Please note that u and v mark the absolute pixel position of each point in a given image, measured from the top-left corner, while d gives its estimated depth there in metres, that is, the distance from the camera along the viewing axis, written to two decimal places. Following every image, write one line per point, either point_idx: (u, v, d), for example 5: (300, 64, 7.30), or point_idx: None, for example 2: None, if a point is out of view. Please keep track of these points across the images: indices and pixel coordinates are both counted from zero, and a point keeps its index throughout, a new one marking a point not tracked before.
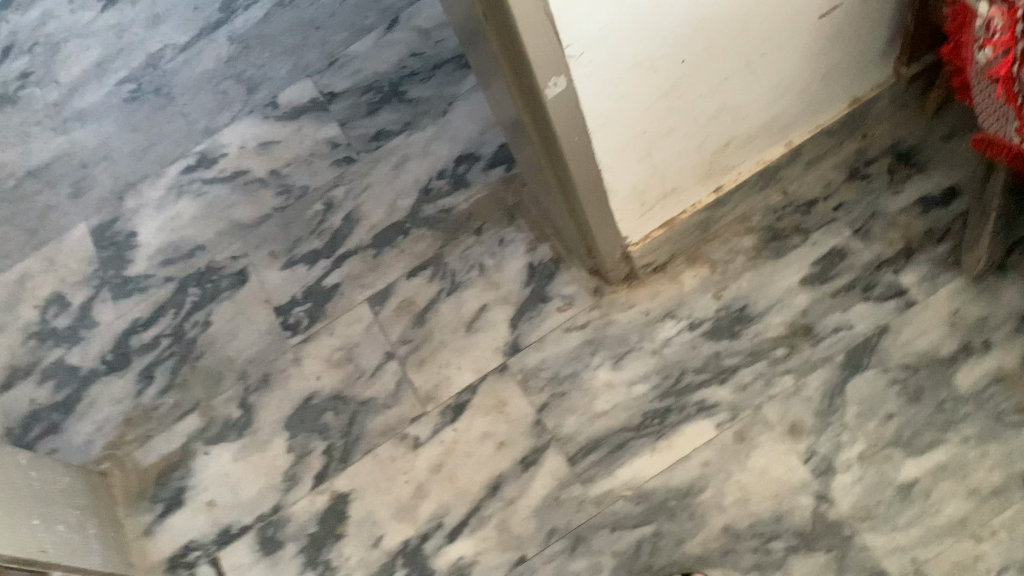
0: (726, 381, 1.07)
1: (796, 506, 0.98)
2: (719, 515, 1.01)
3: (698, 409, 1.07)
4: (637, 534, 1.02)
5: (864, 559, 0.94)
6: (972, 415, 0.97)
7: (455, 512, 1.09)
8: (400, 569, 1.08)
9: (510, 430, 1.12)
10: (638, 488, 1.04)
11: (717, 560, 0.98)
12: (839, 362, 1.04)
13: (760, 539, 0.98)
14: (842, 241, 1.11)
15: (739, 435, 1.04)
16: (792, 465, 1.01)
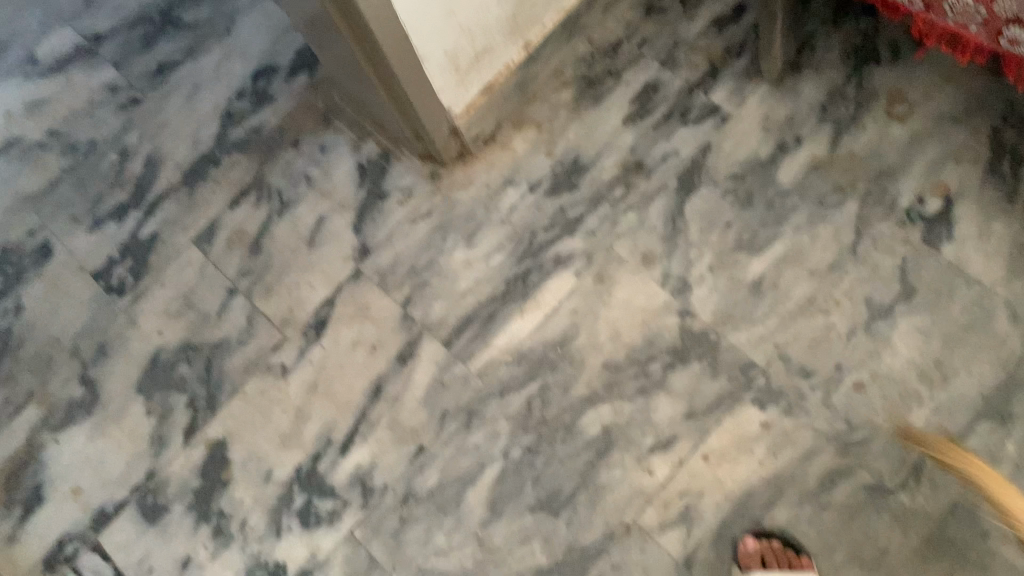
0: (576, 231, 1.09)
1: (664, 327, 1.03)
2: (597, 355, 1.04)
3: (555, 264, 1.08)
4: (525, 394, 1.04)
5: (734, 357, 1.00)
6: (799, 206, 1.04)
7: (342, 424, 1.06)
8: (299, 495, 1.04)
9: (378, 331, 1.09)
10: (517, 351, 1.06)
11: (604, 395, 1.02)
12: (674, 187, 1.08)
13: (639, 366, 1.02)
14: (653, 75, 1.14)
15: (598, 277, 1.07)
16: (652, 291, 1.05)
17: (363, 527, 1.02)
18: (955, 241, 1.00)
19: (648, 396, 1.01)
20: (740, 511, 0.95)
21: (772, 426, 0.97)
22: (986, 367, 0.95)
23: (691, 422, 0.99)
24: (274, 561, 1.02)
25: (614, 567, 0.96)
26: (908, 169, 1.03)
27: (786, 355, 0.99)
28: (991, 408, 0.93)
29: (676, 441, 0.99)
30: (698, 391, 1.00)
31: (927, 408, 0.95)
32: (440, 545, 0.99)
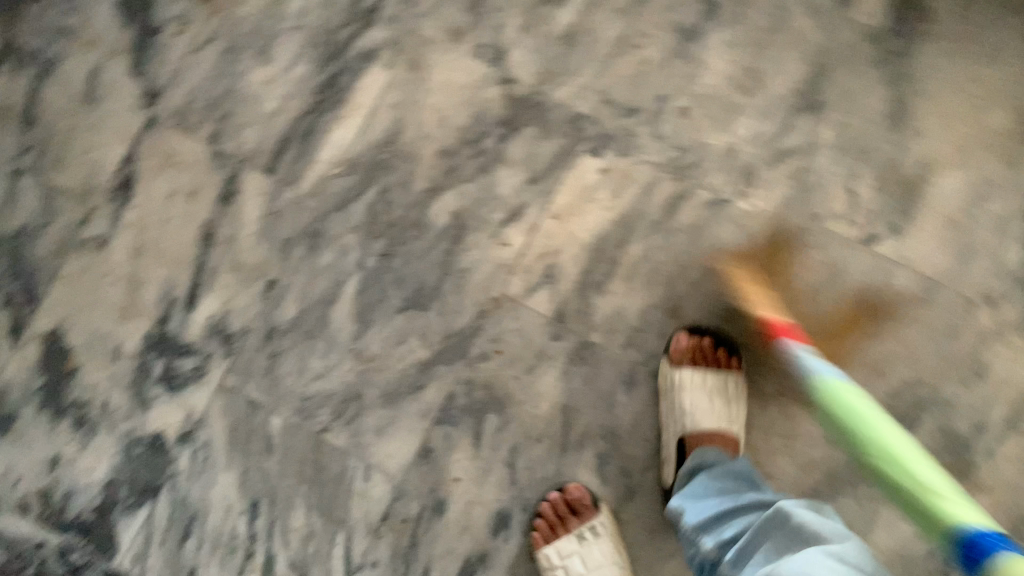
0: (376, 22, 1.02)
1: (487, 100, 1.01)
2: (428, 143, 1.00)
3: (363, 61, 1.02)
4: (364, 201, 1.00)
5: (561, 113, 1.00)
6: None
7: (182, 280, 1.00)
8: (156, 363, 0.98)
9: (192, 176, 1.01)
10: (345, 159, 1.00)
11: (445, 183, 0.99)
12: None
13: (473, 145, 1.00)
14: None
15: (411, 65, 1.01)
16: (468, 66, 1.01)
17: (234, 374, 0.98)
18: None
19: (488, 172, 1.00)
20: (598, 257, 0.98)
21: (611, 170, 0.99)
22: (793, 64, 0.99)
23: (535, 186, 0.99)
24: (149, 434, 0.97)
25: (492, 341, 0.97)
26: None
27: (610, 98, 1.01)
28: (803, 100, 0.99)
29: (525, 208, 0.99)
30: (535, 154, 1.00)
31: (747, 117, 0.99)
32: (318, 368, 0.98)
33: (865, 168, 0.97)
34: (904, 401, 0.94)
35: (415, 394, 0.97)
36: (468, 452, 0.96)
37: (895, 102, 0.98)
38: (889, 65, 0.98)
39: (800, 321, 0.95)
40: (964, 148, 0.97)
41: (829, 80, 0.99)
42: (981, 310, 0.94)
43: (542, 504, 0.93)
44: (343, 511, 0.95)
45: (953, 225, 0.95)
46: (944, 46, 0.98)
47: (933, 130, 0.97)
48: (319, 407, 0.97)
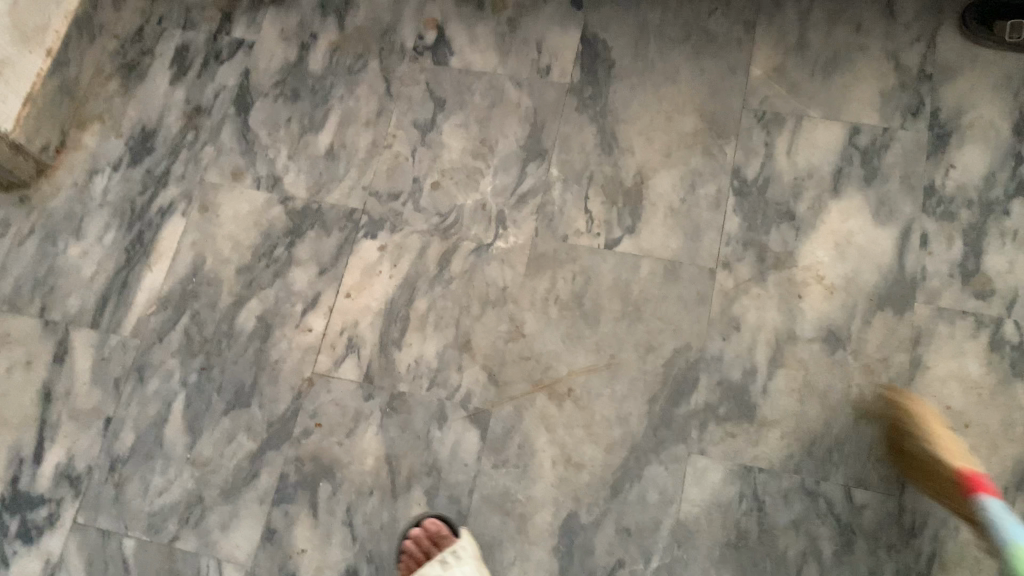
0: (169, 182, 1.22)
1: (272, 218, 1.18)
2: (227, 266, 1.16)
3: (163, 215, 1.20)
4: (181, 328, 1.13)
5: (336, 211, 1.17)
6: (335, 82, 1.25)
7: (26, 440, 1.09)
8: (12, 521, 1.05)
9: (27, 347, 1.14)
10: (160, 297, 1.15)
11: (247, 294, 1.14)
12: (234, 113, 1.25)
13: (266, 256, 1.16)
14: (180, 40, 1.30)
15: (203, 208, 1.20)
16: (251, 197, 1.19)
17: (84, 511, 1.05)
18: (456, 53, 1.25)
19: (283, 275, 1.14)
20: (390, 318, 1.10)
21: (386, 247, 1.14)
22: (516, 126, 1.19)
23: (325, 276, 1.14)
24: None
25: (311, 416, 1.07)
26: (401, 20, 1.28)
27: (374, 190, 1.18)
28: (531, 151, 1.18)
29: (320, 295, 1.13)
30: (320, 250, 1.15)
31: (490, 175, 1.17)
32: (160, 484, 1.05)
33: (593, 188, 1.15)
34: (677, 367, 1.05)
35: (250, 483, 1.04)
36: (308, 522, 1.02)
37: (603, 133, 1.17)
38: (590, 108, 1.19)
39: (572, 324, 1.08)
40: (667, 152, 1.15)
41: (547, 131, 1.18)
42: (720, 274, 1.09)
43: (406, 542, 0.99)
44: None
45: (675, 214, 1.12)
46: (629, 83, 1.19)
47: (638, 145, 1.16)
48: (166, 519, 1.04)
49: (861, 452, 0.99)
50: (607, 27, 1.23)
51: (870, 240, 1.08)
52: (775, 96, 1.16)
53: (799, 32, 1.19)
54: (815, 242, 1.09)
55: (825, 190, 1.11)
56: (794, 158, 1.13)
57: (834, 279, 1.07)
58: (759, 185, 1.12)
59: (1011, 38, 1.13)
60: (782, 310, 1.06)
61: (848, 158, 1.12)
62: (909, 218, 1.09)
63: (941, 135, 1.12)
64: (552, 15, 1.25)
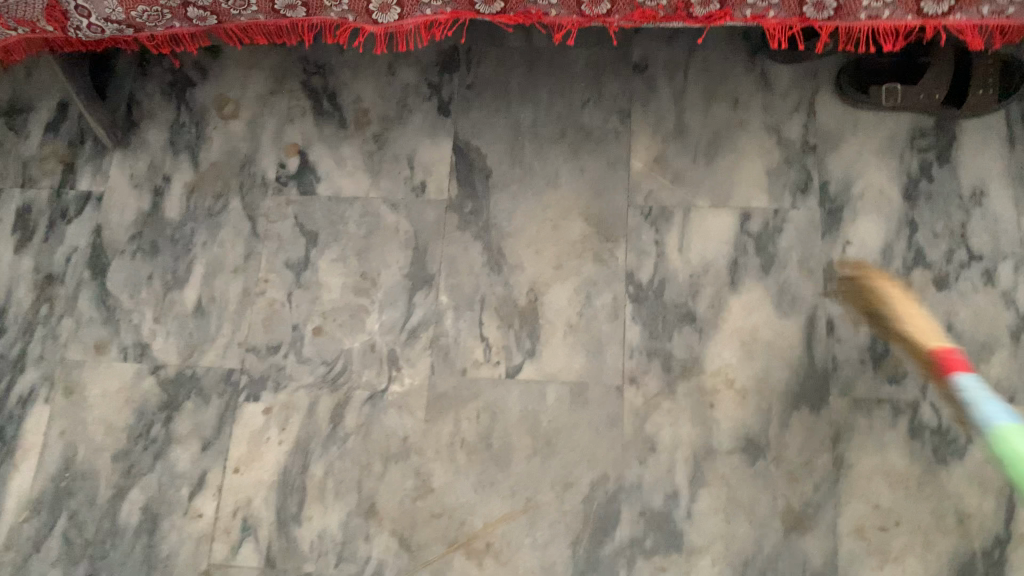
0: (26, 365, 1.11)
1: (145, 391, 1.08)
2: (102, 453, 1.06)
3: (25, 404, 1.09)
4: (59, 532, 1.03)
5: (213, 375, 1.08)
6: (196, 227, 1.15)
7: None
8: None
9: None
10: (31, 500, 1.05)
11: (127, 483, 1.04)
12: (89, 276, 1.14)
13: (143, 437, 1.06)
14: (20, 199, 1.19)
15: (68, 390, 1.09)
16: (119, 371, 1.09)
17: None
18: (323, 178, 1.16)
19: (164, 456, 1.05)
20: (286, 490, 1.02)
21: (272, 408, 1.06)
22: (397, 253, 1.11)
23: (210, 450, 1.05)
24: None
25: None
26: (260, 148, 1.18)
27: (251, 345, 1.09)
28: (416, 279, 1.10)
29: (207, 473, 1.04)
30: (202, 422, 1.06)
31: (376, 312, 1.09)
32: None
33: (486, 313, 1.08)
34: (597, 502, 0.99)
35: None
36: None
37: (489, 250, 1.10)
38: (472, 225, 1.12)
39: (482, 468, 1.01)
40: (557, 264, 1.09)
41: (430, 254, 1.11)
42: (628, 391, 1.03)
43: None
44: None
45: (575, 330, 1.06)
46: (510, 192, 1.13)
47: (528, 261, 1.09)
48: None
49: (795, 568, 0.95)
50: (479, 133, 1.16)
51: (777, 335, 1.04)
52: (661, 190, 1.11)
53: (676, 115, 1.14)
54: (721, 343, 1.04)
55: (724, 285, 1.06)
56: (689, 254, 1.08)
57: (745, 381, 1.02)
58: (655, 288, 1.07)
59: (888, 103, 1.08)
60: (696, 422, 1.01)
61: (743, 247, 1.07)
62: (813, 303, 1.04)
63: (834, 210, 1.08)
64: (420, 126, 1.17)
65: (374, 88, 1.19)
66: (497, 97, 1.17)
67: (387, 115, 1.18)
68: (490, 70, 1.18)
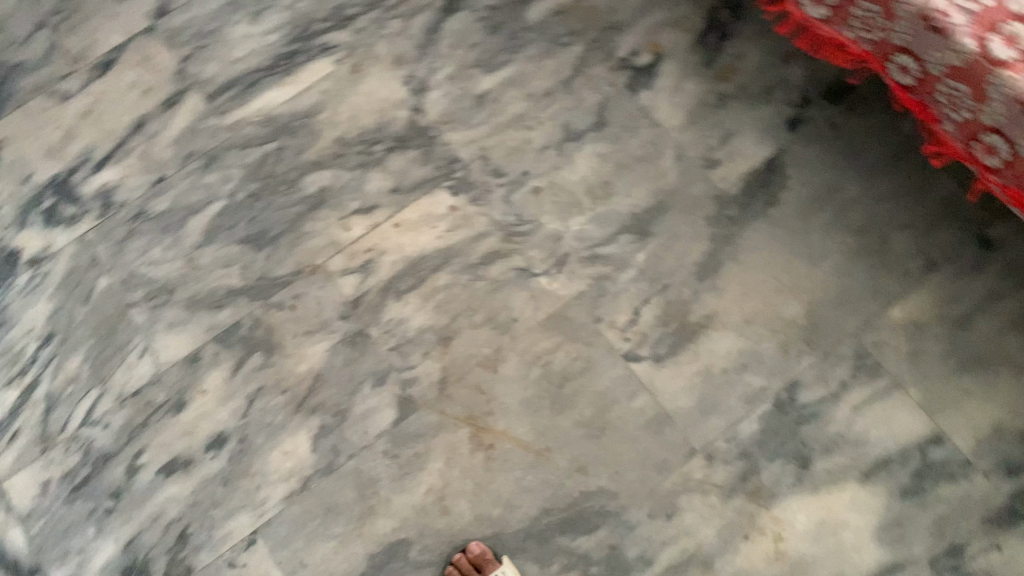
0: (347, 28, 1.24)
1: (395, 117, 1.19)
2: (333, 130, 1.19)
3: (321, 51, 1.23)
4: (263, 150, 1.19)
5: (444, 151, 1.17)
6: (535, 40, 1.21)
7: (101, 148, 1.21)
8: (49, 198, 1.19)
9: (155, 78, 1.24)
10: (267, 115, 1.20)
11: (328, 163, 1.18)
12: (439, 8, 1.23)
13: (365, 145, 1.18)
14: None
15: (353, 69, 1.22)
16: (394, 88, 1.21)
17: (95, 232, 1.17)
18: (652, 89, 1.17)
19: (365, 169, 1.17)
20: (411, 269, 1.11)
21: (456, 210, 1.14)
22: (642, 193, 1.12)
23: (394, 196, 1.15)
24: (11, 247, 1.17)
25: (293, 296, 1.11)
26: (633, 25, 1.20)
27: (487, 155, 1.16)
28: (636, 225, 1.11)
29: (376, 209, 1.15)
30: (407, 172, 1.16)
31: (586, 217, 1.12)
32: (156, 257, 1.15)
33: (658, 298, 1.07)
34: (590, 504, 1.00)
35: (212, 310, 1.12)
36: (224, 374, 1.09)
37: (711, 257, 1.08)
38: (720, 227, 1.09)
39: (539, 394, 1.04)
40: (748, 318, 1.05)
41: (665, 218, 1.11)
42: (697, 460, 1.01)
43: (450, 562, 0.99)
44: (107, 373, 1.10)
45: (706, 377, 1.03)
46: (774, 232, 1.09)
47: (732, 293, 1.06)
48: (139, 285, 1.14)
49: None
50: (802, 168, 1.11)
51: (856, 547, 0.97)
52: (890, 349, 1.03)
53: (970, 310, 1.03)
54: (804, 503, 0.99)
55: (855, 468, 1.00)
56: (855, 418, 1.01)
57: (792, 547, 0.98)
58: (802, 413, 1.02)
59: None
60: (721, 536, 0.98)
61: (903, 458, 0.99)
62: (912, 557, 0.97)
63: (1012, 511, 0.97)
64: (761, 119, 1.14)
65: (758, 59, 1.17)
66: (844, 153, 1.11)
67: (745, 88, 1.16)
68: (860, 128, 1.12)
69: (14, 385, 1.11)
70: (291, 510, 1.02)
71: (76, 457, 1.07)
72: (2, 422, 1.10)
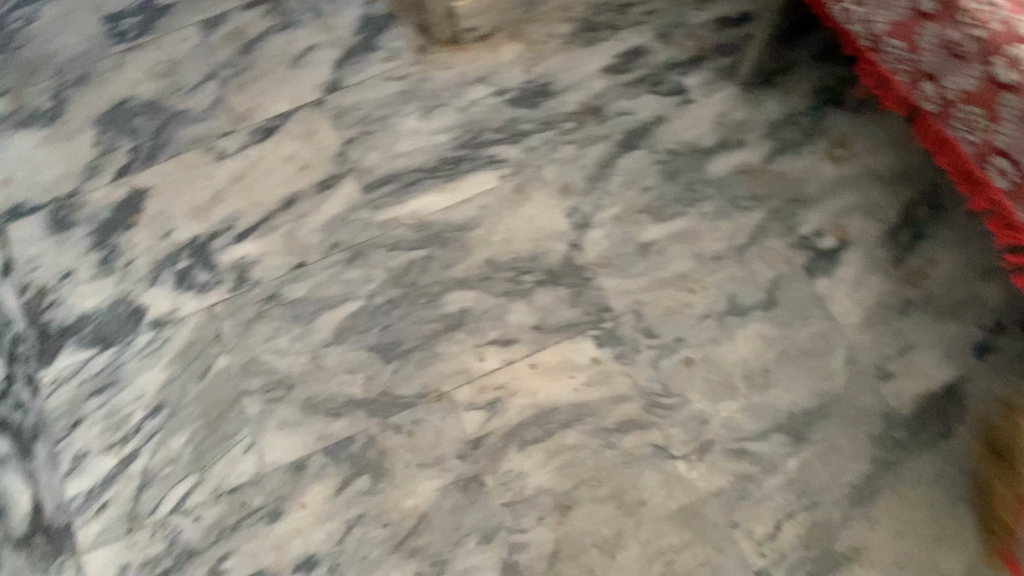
0: (518, 143, 1.19)
1: (552, 249, 1.13)
2: (485, 249, 1.13)
3: (487, 162, 1.18)
4: (410, 256, 1.13)
5: (597, 296, 1.10)
6: (712, 197, 1.13)
7: (247, 218, 1.17)
8: (185, 260, 1.15)
9: (314, 155, 1.20)
10: (420, 219, 1.15)
11: (474, 283, 1.12)
12: (617, 141, 1.18)
13: (516, 272, 1.12)
14: (645, 41, 1.24)
15: (517, 187, 1.16)
16: (556, 217, 1.14)
17: (224, 306, 1.13)
18: (831, 277, 1.08)
19: (510, 298, 1.11)
20: (539, 420, 1.04)
21: (599, 363, 1.07)
22: (803, 390, 1.03)
23: (536, 333, 1.09)
24: (138, 303, 1.13)
25: (411, 422, 1.05)
26: (821, 203, 1.12)
27: (641, 311, 1.09)
28: (791, 425, 1.02)
29: (515, 342, 1.08)
30: (553, 311, 1.09)
31: (737, 404, 1.03)
32: (281, 346, 1.10)
33: (802, 515, 0.98)
34: None
35: (327, 418, 1.06)
36: (326, 491, 1.03)
37: (867, 483, 0.99)
38: (882, 450, 1.00)
39: None
40: (900, 563, 0.95)
41: (823, 425, 1.01)
42: None
43: None
44: (209, 462, 1.05)
45: None
46: (941, 469, 0.99)
47: (886, 530, 0.96)
48: (258, 374, 1.09)
49: None
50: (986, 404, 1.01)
51: None
52: None
53: None
54: None
55: None
56: None
57: None
58: None
59: None
60: None
61: None
62: None
63: None
64: (946, 336, 1.04)
65: (952, 268, 1.08)
66: None
67: (933, 298, 1.06)
68: None
69: (112, 452, 1.07)
70: None
71: (158, 546, 1.02)
72: (92, 490, 1.05)
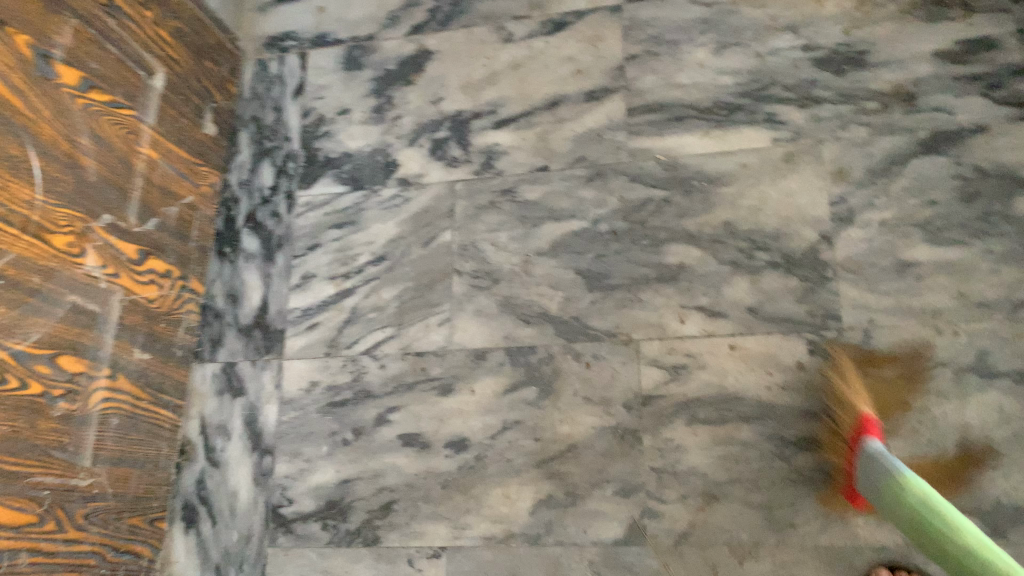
0: (806, 108, 1.07)
1: (799, 234, 1.03)
2: (728, 212, 1.07)
3: (764, 120, 1.09)
4: (649, 193, 1.10)
5: (827, 300, 1.00)
6: (1008, 235, 0.97)
7: (511, 107, 1.18)
8: (444, 130, 1.20)
9: (593, 62, 1.17)
10: (673, 158, 1.10)
11: (703, 242, 1.06)
12: (920, 138, 1.03)
13: (751, 245, 1.05)
14: (1001, 33, 1.03)
15: (787, 157, 1.07)
16: (816, 201, 1.04)
17: (464, 185, 1.17)
18: None
19: (735, 270, 1.04)
20: (719, 403, 1.00)
21: (802, 369, 0.99)
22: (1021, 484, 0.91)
23: (748, 315, 1.02)
24: (393, 158, 1.21)
25: (593, 355, 1.05)
26: None
27: (871, 332, 0.98)
28: (993, 514, 0.91)
29: (723, 316, 1.03)
30: (775, 299, 1.02)
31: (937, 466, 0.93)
32: (501, 241, 1.13)
33: None
34: None
35: (520, 321, 1.09)
36: (496, 387, 1.07)
37: None
38: None
39: None
40: None
41: None
42: None
43: None
44: (406, 322, 1.13)
45: None
46: None
47: None
48: (472, 259, 1.13)
49: None
50: None
51: None
52: None
53: None
54: None
55: None
56: None
57: None
58: None
59: None
60: None
61: None
62: None
63: None
64: None
65: None
66: None
67: None
68: None
69: (334, 283, 1.18)
70: (481, 553, 1.02)
71: (344, 377, 1.13)
72: (309, 309, 1.18)
